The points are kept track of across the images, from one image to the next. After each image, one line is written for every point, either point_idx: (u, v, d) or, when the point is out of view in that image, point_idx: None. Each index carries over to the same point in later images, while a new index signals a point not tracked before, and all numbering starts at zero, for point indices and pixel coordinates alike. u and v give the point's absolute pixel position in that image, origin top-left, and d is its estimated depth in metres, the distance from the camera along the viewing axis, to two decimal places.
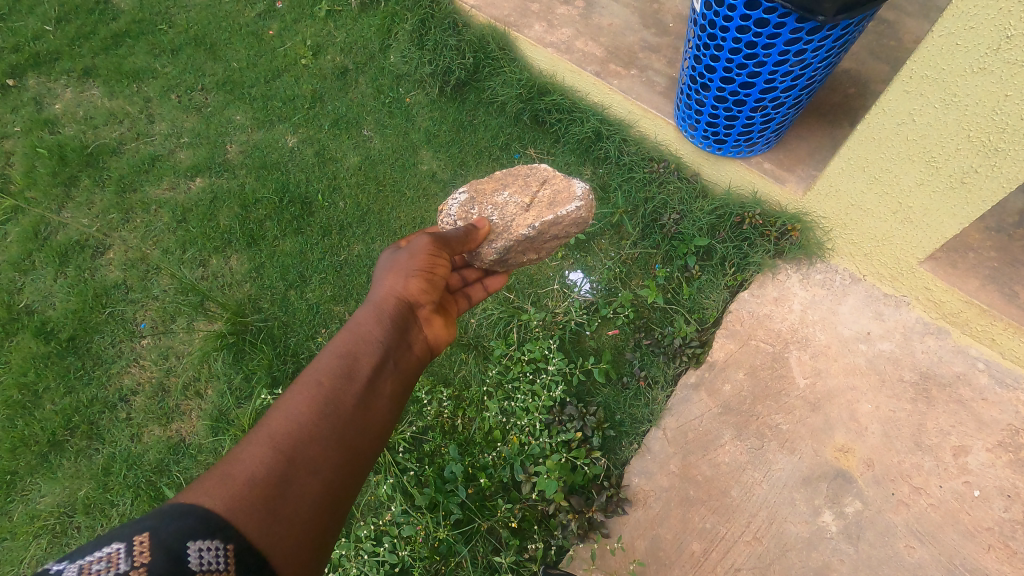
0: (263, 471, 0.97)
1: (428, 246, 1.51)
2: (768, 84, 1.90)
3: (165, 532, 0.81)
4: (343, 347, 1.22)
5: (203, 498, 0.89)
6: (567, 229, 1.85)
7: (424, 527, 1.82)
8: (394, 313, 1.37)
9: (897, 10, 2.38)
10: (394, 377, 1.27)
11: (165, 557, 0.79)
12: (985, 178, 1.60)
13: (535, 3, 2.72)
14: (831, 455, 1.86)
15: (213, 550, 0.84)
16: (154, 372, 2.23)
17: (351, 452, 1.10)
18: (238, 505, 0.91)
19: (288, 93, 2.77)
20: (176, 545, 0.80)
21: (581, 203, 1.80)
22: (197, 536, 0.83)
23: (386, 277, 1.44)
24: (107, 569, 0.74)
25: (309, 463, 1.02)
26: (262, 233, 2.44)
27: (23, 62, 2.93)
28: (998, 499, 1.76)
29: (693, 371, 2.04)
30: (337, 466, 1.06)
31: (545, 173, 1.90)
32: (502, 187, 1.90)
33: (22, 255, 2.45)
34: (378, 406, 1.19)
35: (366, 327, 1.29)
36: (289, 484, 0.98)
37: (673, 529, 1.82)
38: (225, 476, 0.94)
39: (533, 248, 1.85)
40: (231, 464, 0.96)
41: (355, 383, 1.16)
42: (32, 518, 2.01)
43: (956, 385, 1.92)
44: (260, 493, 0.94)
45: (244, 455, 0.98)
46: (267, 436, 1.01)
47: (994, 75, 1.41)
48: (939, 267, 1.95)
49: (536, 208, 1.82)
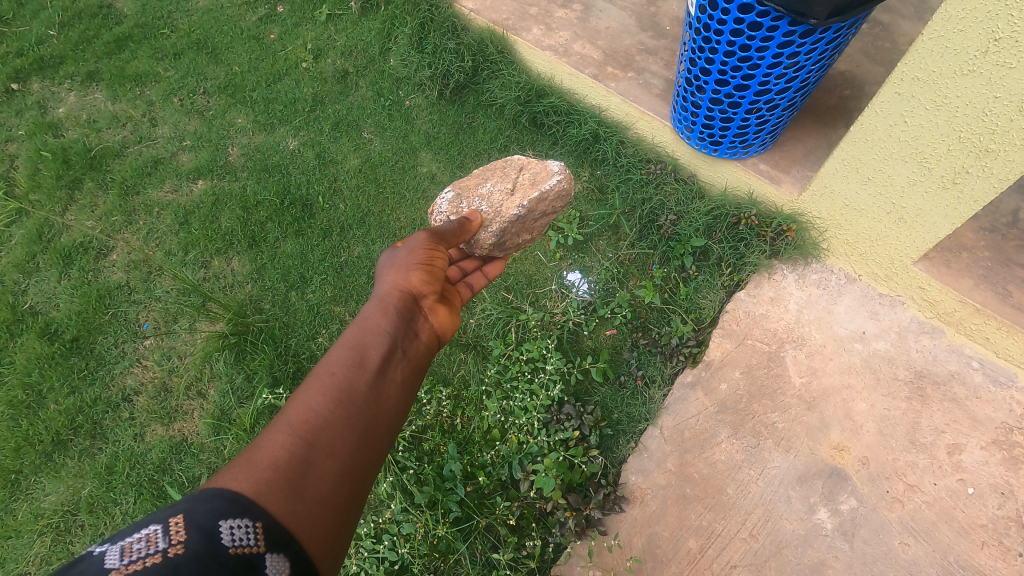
0: (284, 455, 1.00)
1: (424, 241, 1.56)
2: (762, 86, 1.93)
3: (198, 513, 0.84)
4: (351, 339, 1.25)
5: (231, 482, 0.92)
6: (553, 204, 1.94)
7: (423, 525, 1.84)
8: (399, 305, 1.39)
9: (892, 13, 2.41)
10: (404, 364, 1.28)
11: (200, 534, 0.81)
12: (977, 178, 1.62)
13: (534, 7, 2.76)
14: (827, 453, 1.88)
15: (244, 528, 0.87)
16: (157, 372, 2.26)
17: (367, 435, 1.12)
18: (264, 487, 0.94)
19: (290, 96, 2.80)
20: (209, 523, 0.83)
21: (560, 176, 1.90)
22: (229, 515, 0.86)
23: (388, 272, 1.47)
24: (147, 547, 0.77)
25: (326, 446, 1.04)
26: (264, 235, 2.47)
27: (27, 66, 2.96)
28: (992, 497, 1.77)
29: (690, 371, 2.06)
30: (354, 448, 1.08)
31: (520, 161, 1.97)
32: (483, 180, 1.94)
33: (26, 257, 2.48)
34: (390, 391, 1.21)
35: (372, 319, 1.32)
36: (309, 466, 1.00)
37: (670, 527, 1.83)
38: (250, 461, 0.97)
39: (525, 228, 1.92)
40: (253, 451, 0.99)
41: (365, 371, 1.19)
42: (36, 516, 2.03)
43: (951, 384, 1.94)
44: (283, 475, 0.97)
45: (266, 442, 1.01)
46: (286, 423, 1.04)
47: (983, 77, 1.43)
48: (933, 267, 1.97)
49: (520, 191, 1.88)
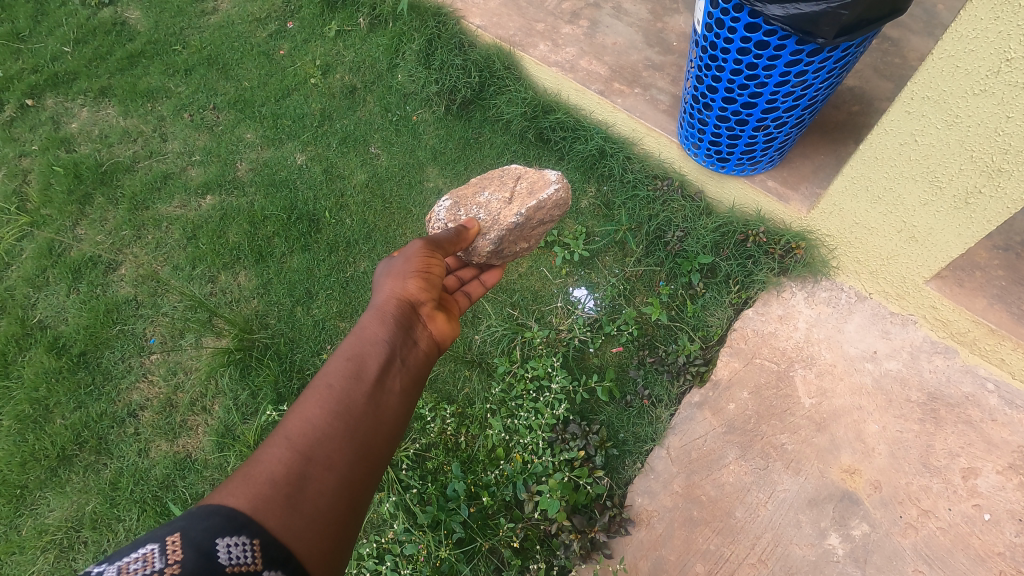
0: (282, 470, 0.99)
1: (420, 249, 1.55)
2: (770, 104, 1.91)
3: (195, 531, 0.84)
4: (349, 351, 1.24)
5: (228, 498, 0.92)
6: (550, 213, 1.94)
7: (425, 546, 1.81)
8: (397, 314, 1.38)
9: (902, 27, 2.40)
10: (403, 373, 1.27)
11: (196, 553, 0.81)
12: (989, 198, 1.59)
13: (540, 23, 2.77)
14: (838, 476, 1.84)
15: (242, 545, 0.86)
16: (163, 387, 2.26)
17: (366, 447, 1.11)
18: (261, 503, 0.93)
19: (298, 112, 2.82)
20: (205, 542, 0.83)
21: (558, 185, 1.91)
22: (226, 533, 0.86)
23: (386, 281, 1.46)
24: (144, 567, 0.77)
25: (324, 459, 1.04)
26: (270, 250, 2.48)
27: (42, 82, 3.00)
28: (1009, 523, 1.73)
29: (697, 390, 2.03)
30: (353, 461, 1.07)
31: (517, 170, 1.98)
32: (481, 189, 1.94)
33: (36, 271, 2.50)
34: (389, 402, 1.20)
35: (370, 329, 1.31)
36: (307, 480, 1.00)
37: (677, 550, 1.80)
38: (247, 477, 0.97)
39: (523, 235, 1.92)
40: (252, 465, 0.99)
41: (364, 382, 1.18)
42: (39, 532, 2.03)
43: (965, 406, 1.90)
44: (281, 490, 0.96)
45: (264, 457, 1.01)
46: (283, 437, 1.04)
47: (995, 97, 1.41)
48: (945, 286, 1.94)
49: (518, 199, 1.88)
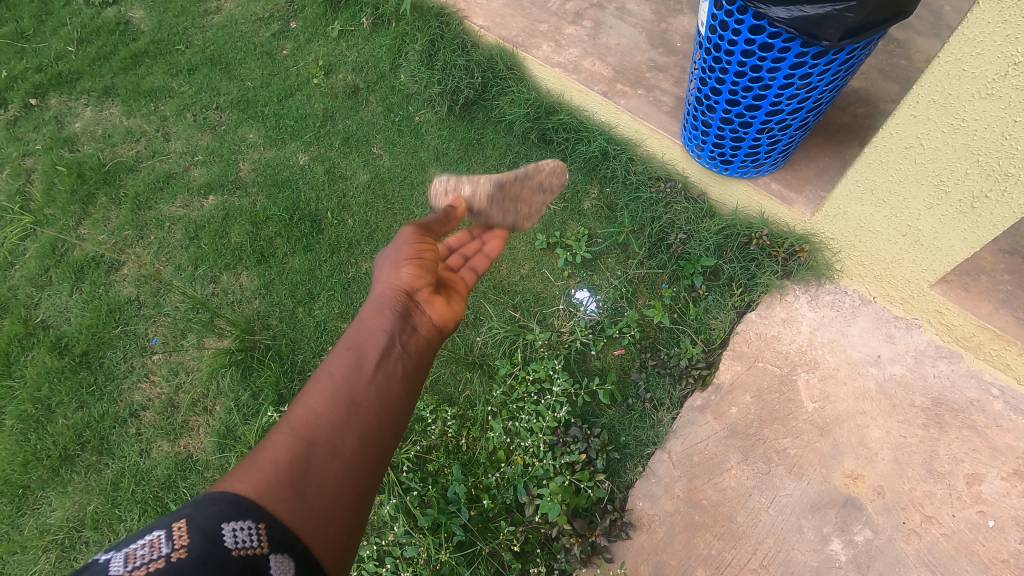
0: (286, 455, 0.99)
1: (412, 235, 1.55)
2: (774, 107, 1.90)
3: (201, 517, 0.83)
4: (349, 340, 1.24)
5: (234, 485, 0.92)
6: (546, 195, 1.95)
7: (425, 548, 1.80)
8: (395, 301, 1.38)
9: (908, 29, 2.38)
10: (405, 358, 1.27)
11: (203, 538, 0.80)
12: (995, 203, 1.58)
13: (543, 24, 2.76)
14: (841, 482, 1.83)
15: (247, 529, 0.86)
16: (164, 388, 2.26)
17: (371, 432, 1.11)
18: (267, 488, 0.93)
19: (300, 112, 2.82)
20: (211, 527, 0.82)
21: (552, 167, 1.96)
22: (231, 518, 0.85)
23: (381, 270, 1.46)
24: (150, 553, 0.76)
25: (328, 444, 1.04)
26: (272, 251, 2.48)
27: (45, 82, 3.01)
28: (1013, 530, 1.71)
29: (700, 394, 2.02)
30: (358, 445, 1.07)
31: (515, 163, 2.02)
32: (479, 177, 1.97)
33: (40, 270, 2.51)
34: (392, 386, 1.19)
35: (369, 318, 1.31)
36: (312, 465, 1.00)
37: (677, 555, 1.79)
38: (252, 464, 0.97)
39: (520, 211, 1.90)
40: (257, 454, 0.99)
41: (364, 369, 1.18)
42: (41, 532, 2.04)
43: (970, 412, 1.88)
44: (286, 475, 0.96)
45: (269, 445, 1.01)
46: (286, 425, 1.04)
47: (1003, 101, 1.39)
48: (950, 291, 1.93)
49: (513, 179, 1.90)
